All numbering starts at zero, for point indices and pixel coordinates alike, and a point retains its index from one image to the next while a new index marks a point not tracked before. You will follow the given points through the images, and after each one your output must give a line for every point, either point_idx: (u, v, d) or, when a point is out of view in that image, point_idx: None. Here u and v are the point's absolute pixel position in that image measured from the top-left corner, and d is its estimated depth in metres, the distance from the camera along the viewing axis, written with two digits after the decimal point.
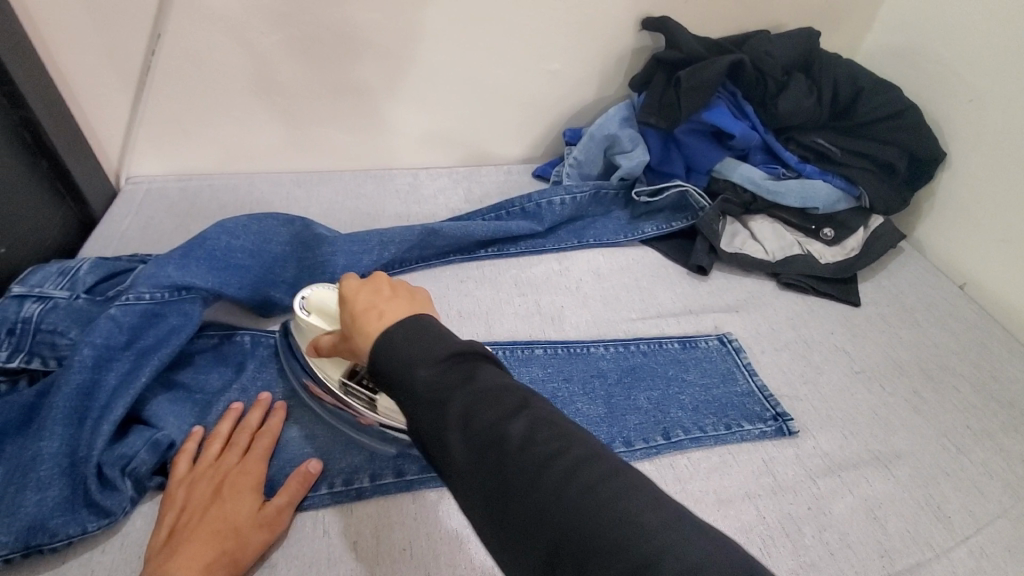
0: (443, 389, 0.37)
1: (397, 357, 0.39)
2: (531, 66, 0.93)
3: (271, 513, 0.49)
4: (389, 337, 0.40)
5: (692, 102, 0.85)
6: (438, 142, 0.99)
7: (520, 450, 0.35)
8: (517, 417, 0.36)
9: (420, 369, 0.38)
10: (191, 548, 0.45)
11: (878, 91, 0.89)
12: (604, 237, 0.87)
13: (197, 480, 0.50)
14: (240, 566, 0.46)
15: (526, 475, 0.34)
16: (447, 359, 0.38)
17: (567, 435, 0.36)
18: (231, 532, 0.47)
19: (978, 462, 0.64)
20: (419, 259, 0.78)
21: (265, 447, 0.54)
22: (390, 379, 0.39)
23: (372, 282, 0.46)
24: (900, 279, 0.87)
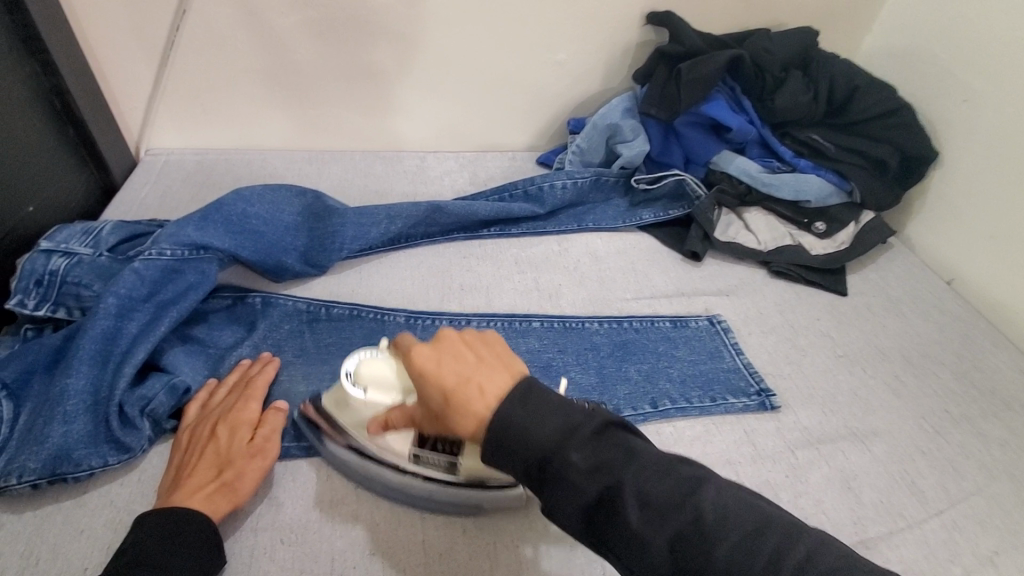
0: (598, 472, 0.37)
1: (541, 443, 0.38)
2: (539, 56, 0.97)
3: (260, 444, 0.52)
4: (520, 421, 0.39)
5: (692, 94, 0.88)
6: (446, 127, 1.02)
7: (703, 525, 0.36)
8: (678, 489, 0.37)
9: (573, 453, 0.38)
10: (190, 482, 0.48)
11: (873, 90, 0.92)
12: (603, 222, 0.90)
13: (198, 425, 0.53)
14: (238, 494, 0.49)
15: (716, 554, 0.35)
16: (590, 435, 0.38)
17: (748, 507, 0.37)
18: (226, 464, 0.50)
19: (955, 443, 0.66)
20: (425, 235, 0.82)
21: (259, 388, 0.56)
22: (532, 466, 0.39)
23: (449, 348, 0.43)
24: (888, 272, 0.90)
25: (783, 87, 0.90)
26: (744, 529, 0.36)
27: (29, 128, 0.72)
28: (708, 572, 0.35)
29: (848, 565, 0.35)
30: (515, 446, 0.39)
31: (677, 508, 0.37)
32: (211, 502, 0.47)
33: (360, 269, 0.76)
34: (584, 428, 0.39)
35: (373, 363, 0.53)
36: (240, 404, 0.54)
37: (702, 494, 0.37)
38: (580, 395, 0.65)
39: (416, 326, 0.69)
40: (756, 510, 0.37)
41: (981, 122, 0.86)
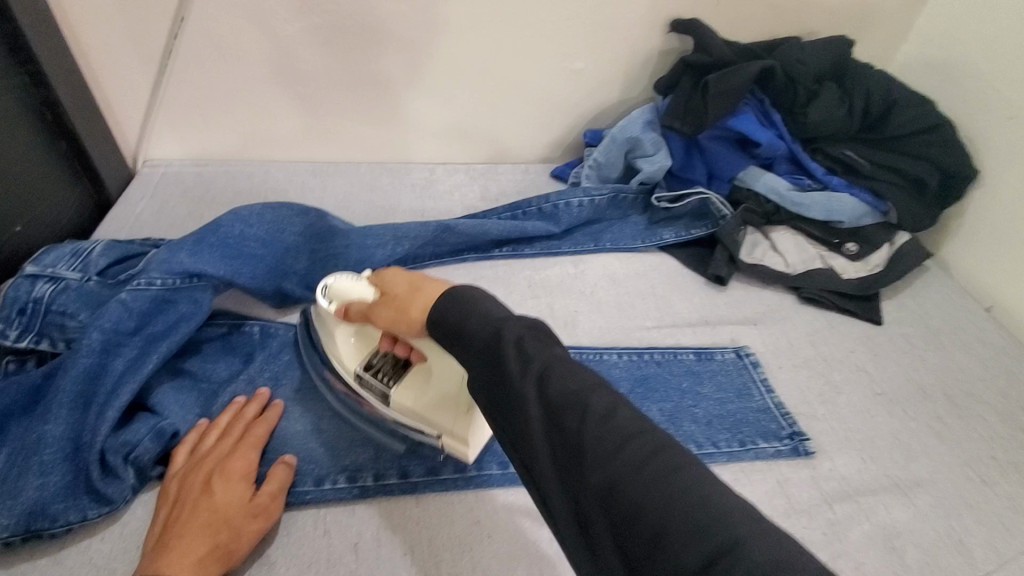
0: (513, 347, 0.39)
1: (475, 321, 0.42)
2: (555, 65, 0.92)
3: (261, 504, 0.49)
4: (461, 296, 0.44)
5: (719, 107, 0.83)
6: (457, 138, 0.98)
7: (588, 417, 0.36)
8: (583, 387, 0.37)
9: (500, 329, 0.41)
10: (185, 543, 0.44)
11: (913, 104, 0.86)
12: (621, 242, 0.85)
13: (189, 473, 0.49)
14: (234, 558, 0.45)
15: (594, 438, 0.35)
16: (521, 324, 0.41)
17: (642, 418, 0.37)
18: (225, 524, 0.46)
19: (1003, 494, 0.61)
20: (433, 255, 0.77)
21: (259, 439, 0.53)
22: (461, 336, 0.43)
23: (417, 267, 0.53)
24: (925, 298, 0.84)
25: (817, 100, 0.84)
26: (629, 438, 0.35)
27: (18, 143, 0.68)
28: (574, 455, 0.35)
29: (720, 487, 0.33)
30: (452, 318, 0.44)
31: (572, 400, 0.37)
32: (206, 569, 0.43)
33: None
34: (520, 318, 0.41)
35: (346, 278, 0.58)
36: (240, 456, 0.51)
37: (600, 395, 0.37)
38: None
39: None
40: (655, 434, 0.36)
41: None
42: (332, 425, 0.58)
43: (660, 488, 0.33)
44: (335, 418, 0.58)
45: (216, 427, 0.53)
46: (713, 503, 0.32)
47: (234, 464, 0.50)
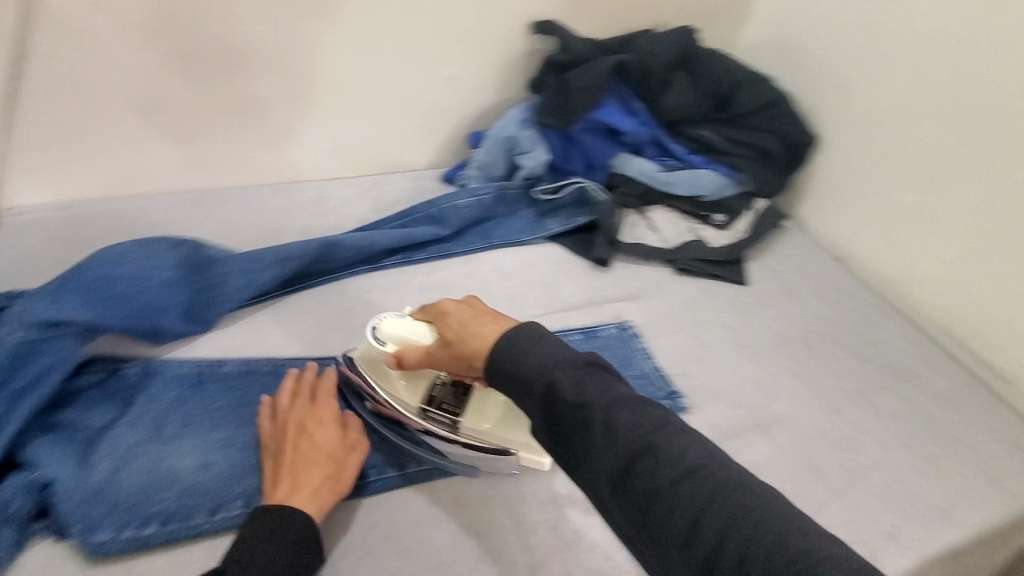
0: (570, 394, 0.44)
1: (531, 367, 0.45)
2: (427, 73, 0.94)
3: (353, 441, 0.59)
4: (515, 341, 0.47)
5: (582, 102, 0.89)
6: (343, 153, 0.98)
7: (659, 460, 0.42)
8: (648, 426, 0.43)
9: (557, 375, 0.44)
10: (308, 479, 0.54)
11: (754, 83, 0.95)
12: (510, 237, 0.89)
13: (278, 427, 0.59)
14: (343, 484, 0.56)
15: (674, 485, 0.41)
16: (577, 367, 0.45)
17: (711, 454, 0.42)
18: (330, 459, 0.57)
19: (853, 420, 0.69)
20: (324, 272, 0.78)
21: (332, 396, 0.62)
22: (519, 382, 0.46)
23: (472, 302, 0.55)
24: (784, 256, 0.94)
25: (670, 87, 0.93)
26: (693, 476, 0.41)
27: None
28: (644, 494, 0.41)
29: (786, 518, 0.39)
30: (501, 366, 0.47)
31: (655, 449, 0.42)
32: (330, 492, 0.55)
33: (255, 319, 0.72)
34: (564, 360, 0.45)
35: (397, 320, 0.62)
36: (321, 409, 0.60)
37: (664, 434, 0.42)
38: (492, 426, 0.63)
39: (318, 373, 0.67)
40: (719, 466, 0.42)
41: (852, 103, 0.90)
42: (225, 455, 0.58)
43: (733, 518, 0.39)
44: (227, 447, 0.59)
45: (290, 392, 0.62)
46: (778, 530, 0.38)
47: (310, 418, 0.59)
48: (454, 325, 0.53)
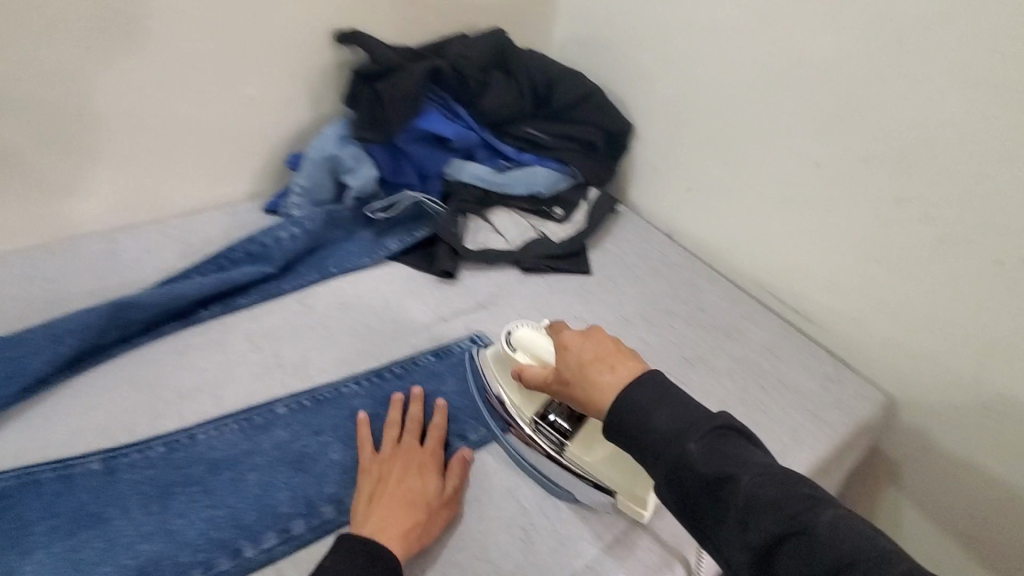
0: (699, 457, 0.44)
1: (658, 431, 0.46)
2: (221, 96, 0.84)
3: (451, 493, 0.57)
4: (641, 403, 0.47)
5: (400, 113, 0.86)
6: (135, 197, 0.85)
7: (815, 537, 0.40)
8: (796, 501, 0.41)
9: (687, 445, 0.44)
10: (393, 520, 0.52)
11: (568, 78, 0.97)
12: (347, 263, 0.83)
13: (394, 462, 0.57)
14: (425, 541, 0.53)
15: (850, 561, 0.38)
16: (704, 435, 0.45)
17: (831, 533, 0.40)
18: (425, 504, 0.54)
19: (696, 387, 0.74)
20: (121, 340, 0.66)
21: (440, 438, 0.61)
22: (646, 448, 0.46)
23: (593, 337, 0.55)
24: (622, 240, 0.98)
25: (488, 90, 0.93)
26: (849, 560, 0.38)
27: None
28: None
29: None
30: (627, 425, 0.47)
31: (786, 520, 0.41)
32: (408, 539, 0.52)
33: (28, 415, 0.59)
34: (701, 427, 0.45)
35: (534, 333, 0.62)
36: (431, 454, 0.59)
37: (811, 514, 0.40)
38: (343, 478, 0.58)
39: (117, 468, 0.55)
40: (875, 542, 0.39)
41: (656, 89, 0.95)
42: None
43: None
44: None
45: (394, 424, 0.61)
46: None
47: (430, 456, 0.59)
48: (573, 364, 0.54)
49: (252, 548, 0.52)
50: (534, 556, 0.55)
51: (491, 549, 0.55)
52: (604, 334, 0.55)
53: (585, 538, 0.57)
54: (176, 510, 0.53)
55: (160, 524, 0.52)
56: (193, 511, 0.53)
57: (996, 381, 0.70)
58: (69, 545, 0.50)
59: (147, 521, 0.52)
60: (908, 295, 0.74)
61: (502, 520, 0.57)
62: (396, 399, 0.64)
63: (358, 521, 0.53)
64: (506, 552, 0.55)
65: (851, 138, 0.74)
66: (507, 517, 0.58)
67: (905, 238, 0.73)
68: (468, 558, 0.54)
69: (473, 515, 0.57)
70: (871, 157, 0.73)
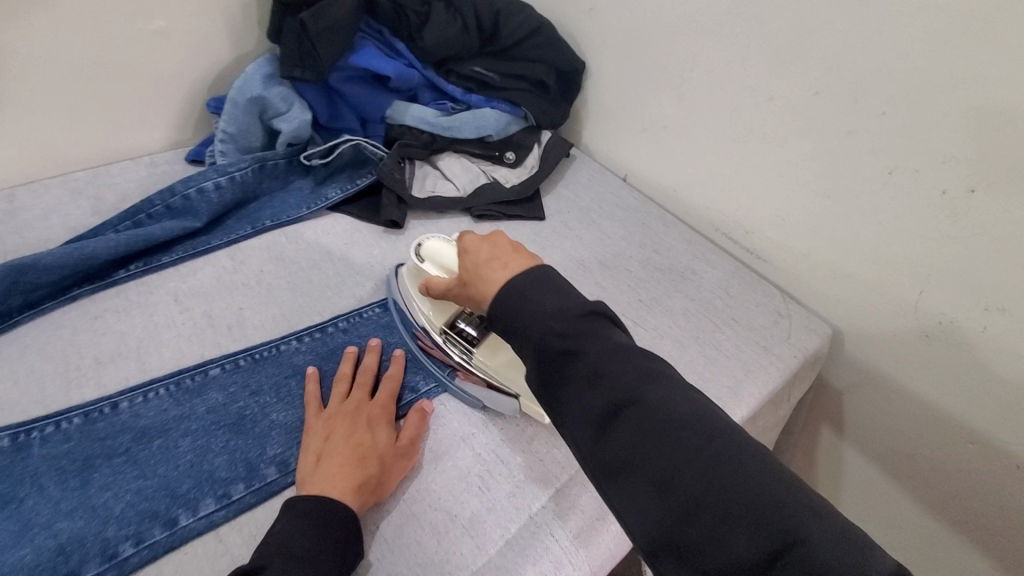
0: (559, 336, 0.44)
1: (536, 316, 0.45)
2: (124, 30, 0.74)
3: (406, 444, 0.55)
4: (522, 289, 0.47)
5: (331, 48, 0.77)
6: (33, 148, 0.76)
7: (645, 408, 0.40)
8: (636, 375, 0.41)
9: (552, 326, 0.44)
10: (341, 476, 0.50)
11: (513, 10, 0.90)
12: (283, 215, 0.77)
13: (341, 416, 0.55)
14: (380, 493, 0.51)
15: (682, 433, 0.39)
16: (573, 318, 0.44)
17: (667, 407, 0.40)
18: (376, 456, 0.52)
19: (652, 328, 0.73)
20: (26, 306, 0.60)
21: (392, 390, 0.59)
22: (518, 330, 0.46)
23: (492, 239, 0.55)
24: (576, 184, 0.95)
25: (429, 22, 0.85)
26: (676, 427, 0.39)
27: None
28: (632, 439, 0.40)
29: (772, 473, 0.37)
30: (507, 311, 0.47)
31: (625, 392, 0.41)
32: (362, 491, 0.50)
33: None
34: (569, 315, 0.44)
35: (442, 242, 0.63)
36: (380, 405, 0.57)
37: (651, 389, 0.41)
38: (288, 439, 0.54)
39: (27, 445, 0.50)
40: (697, 407, 0.41)
41: (608, 24, 0.90)
42: None
43: (693, 457, 0.38)
44: None
45: (344, 378, 0.59)
46: (739, 470, 0.37)
47: (382, 408, 0.57)
48: (470, 265, 0.54)
49: (187, 517, 0.48)
50: (493, 503, 0.54)
51: (447, 498, 0.53)
52: (503, 238, 0.55)
53: (548, 483, 0.56)
54: (98, 483, 0.49)
55: (81, 500, 0.47)
56: (118, 484, 0.49)
57: (935, 308, 0.72)
58: None
59: (66, 498, 0.47)
60: (855, 228, 0.75)
61: (459, 470, 0.56)
62: (350, 351, 0.61)
63: (306, 479, 0.50)
64: (463, 501, 0.53)
65: (804, 71, 0.72)
66: (464, 466, 0.56)
67: (854, 171, 0.72)
68: (424, 509, 0.53)
69: (429, 466, 0.56)
70: (823, 89, 0.71)
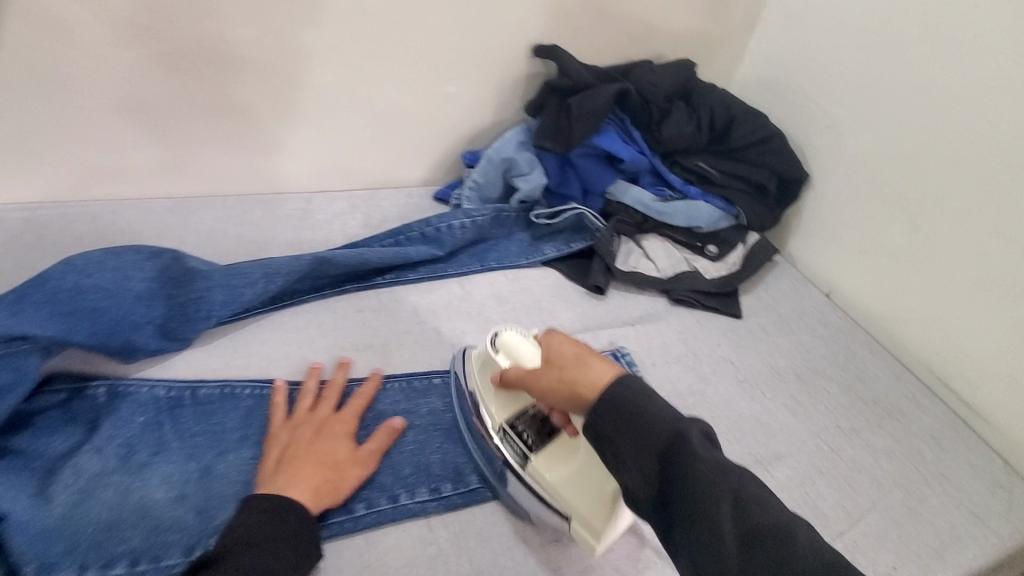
0: (696, 451, 0.44)
1: (658, 426, 0.45)
2: (425, 88, 0.91)
3: (363, 455, 0.59)
4: (647, 394, 0.47)
5: (584, 128, 0.88)
6: (334, 167, 0.94)
7: (770, 542, 0.41)
8: (763, 506, 0.43)
9: (683, 436, 0.44)
10: (306, 475, 0.54)
11: (748, 118, 0.96)
12: (506, 259, 0.87)
13: (298, 426, 0.59)
14: (340, 494, 0.55)
15: (803, 566, 0.40)
16: (699, 433, 0.45)
17: (786, 537, 0.41)
18: (334, 467, 0.56)
19: (848, 458, 0.71)
20: (313, 288, 0.74)
21: (358, 408, 0.62)
22: (642, 435, 0.45)
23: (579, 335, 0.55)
24: (776, 290, 0.95)
25: (669, 118, 0.93)
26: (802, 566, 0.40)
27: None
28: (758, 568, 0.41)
29: None
30: (619, 414, 0.46)
31: (752, 520, 0.42)
32: (319, 494, 0.54)
33: (237, 337, 0.67)
34: (689, 436, 0.45)
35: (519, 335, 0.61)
36: (342, 420, 0.60)
37: (776, 520, 0.42)
38: (485, 457, 0.62)
39: (300, 398, 0.62)
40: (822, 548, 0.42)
41: (846, 143, 0.90)
42: (199, 485, 0.54)
43: None
44: (204, 480, 0.54)
45: (309, 392, 0.62)
46: None
47: (344, 423, 0.60)
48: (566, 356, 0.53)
49: (406, 497, 0.58)
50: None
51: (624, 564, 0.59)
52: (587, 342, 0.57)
53: None
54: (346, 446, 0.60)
55: None
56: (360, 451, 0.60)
57: None
58: (260, 458, 0.57)
59: None
60: None
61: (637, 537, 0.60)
62: (315, 367, 0.64)
63: (265, 478, 0.54)
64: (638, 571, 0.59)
65: None
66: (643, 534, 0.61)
67: None
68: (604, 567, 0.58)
69: None
70: None
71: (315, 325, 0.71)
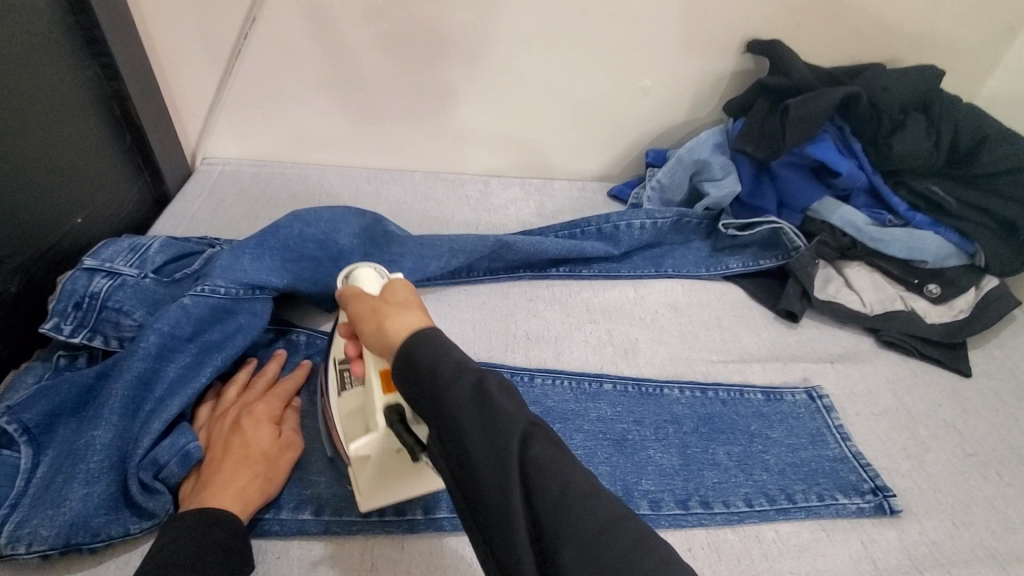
0: (475, 401, 0.36)
1: (440, 377, 0.38)
2: (620, 81, 0.87)
3: (291, 437, 0.52)
4: (425, 346, 0.40)
5: (798, 134, 0.77)
6: (514, 154, 0.95)
7: (558, 501, 0.34)
8: (547, 460, 0.35)
9: (458, 392, 0.37)
10: (226, 478, 0.47)
11: (1005, 139, 0.77)
12: (683, 269, 0.80)
13: (224, 416, 0.52)
14: (272, 487, 0.49)
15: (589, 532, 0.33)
16: (472, 388, 0.37)
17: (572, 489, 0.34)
18: (261, 460, 0.49)
19: None
20: (488, 271, 0.74)
21: (288, 391, 0.56)
22: (428, 396, 0.38)
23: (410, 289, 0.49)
24: (1018, 352, 0.77)
25: (903, 131, 0.79)
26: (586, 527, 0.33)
27: (65, 127, 0.66)
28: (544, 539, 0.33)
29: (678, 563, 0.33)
30: (420, 363, 0.39)
31: (538, 485, 0.34)
32: (248, 496, 0.47)
33: None
34: (490, 384, 0.37)
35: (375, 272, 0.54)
36: (266, 401, 0.53)
37: (567, 476, 0.35)
38: (662, 480, 0.57)
39: None
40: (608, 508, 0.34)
41: None
42: None
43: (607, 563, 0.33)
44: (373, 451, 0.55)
45: (237, 381, 0.56)
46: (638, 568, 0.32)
47: (272, 405, 0.53)
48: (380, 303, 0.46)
49: None
50: None
51: None
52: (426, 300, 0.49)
53: None
54: None
55: None
56: None
57: None
58: None
59: None
60: None
61: None
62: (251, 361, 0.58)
63: (190, 491, 0.47)
64: None
65: None
66: None
67: None
68: None
69: None
70: None
71: (489, 307, 0.71)
